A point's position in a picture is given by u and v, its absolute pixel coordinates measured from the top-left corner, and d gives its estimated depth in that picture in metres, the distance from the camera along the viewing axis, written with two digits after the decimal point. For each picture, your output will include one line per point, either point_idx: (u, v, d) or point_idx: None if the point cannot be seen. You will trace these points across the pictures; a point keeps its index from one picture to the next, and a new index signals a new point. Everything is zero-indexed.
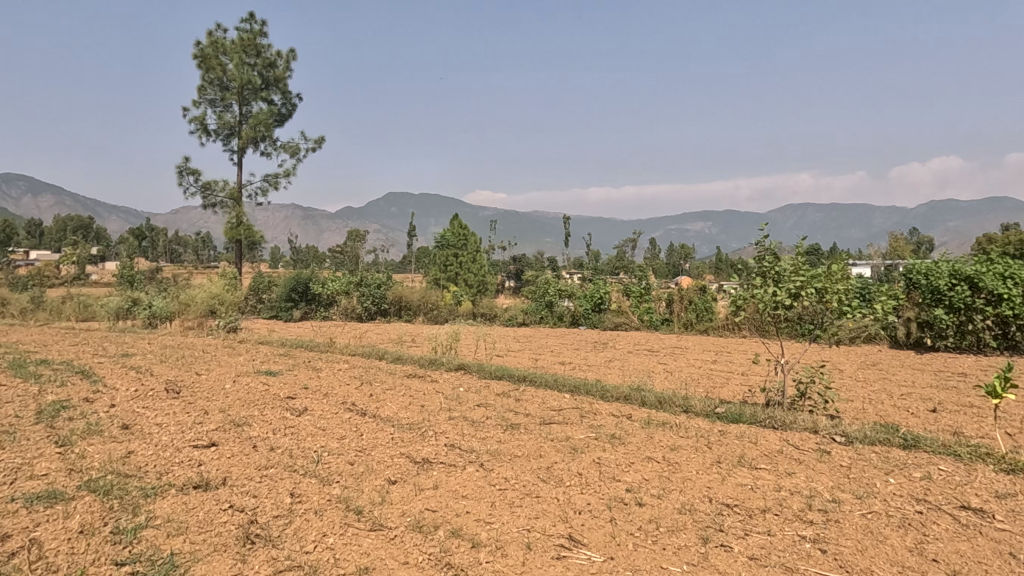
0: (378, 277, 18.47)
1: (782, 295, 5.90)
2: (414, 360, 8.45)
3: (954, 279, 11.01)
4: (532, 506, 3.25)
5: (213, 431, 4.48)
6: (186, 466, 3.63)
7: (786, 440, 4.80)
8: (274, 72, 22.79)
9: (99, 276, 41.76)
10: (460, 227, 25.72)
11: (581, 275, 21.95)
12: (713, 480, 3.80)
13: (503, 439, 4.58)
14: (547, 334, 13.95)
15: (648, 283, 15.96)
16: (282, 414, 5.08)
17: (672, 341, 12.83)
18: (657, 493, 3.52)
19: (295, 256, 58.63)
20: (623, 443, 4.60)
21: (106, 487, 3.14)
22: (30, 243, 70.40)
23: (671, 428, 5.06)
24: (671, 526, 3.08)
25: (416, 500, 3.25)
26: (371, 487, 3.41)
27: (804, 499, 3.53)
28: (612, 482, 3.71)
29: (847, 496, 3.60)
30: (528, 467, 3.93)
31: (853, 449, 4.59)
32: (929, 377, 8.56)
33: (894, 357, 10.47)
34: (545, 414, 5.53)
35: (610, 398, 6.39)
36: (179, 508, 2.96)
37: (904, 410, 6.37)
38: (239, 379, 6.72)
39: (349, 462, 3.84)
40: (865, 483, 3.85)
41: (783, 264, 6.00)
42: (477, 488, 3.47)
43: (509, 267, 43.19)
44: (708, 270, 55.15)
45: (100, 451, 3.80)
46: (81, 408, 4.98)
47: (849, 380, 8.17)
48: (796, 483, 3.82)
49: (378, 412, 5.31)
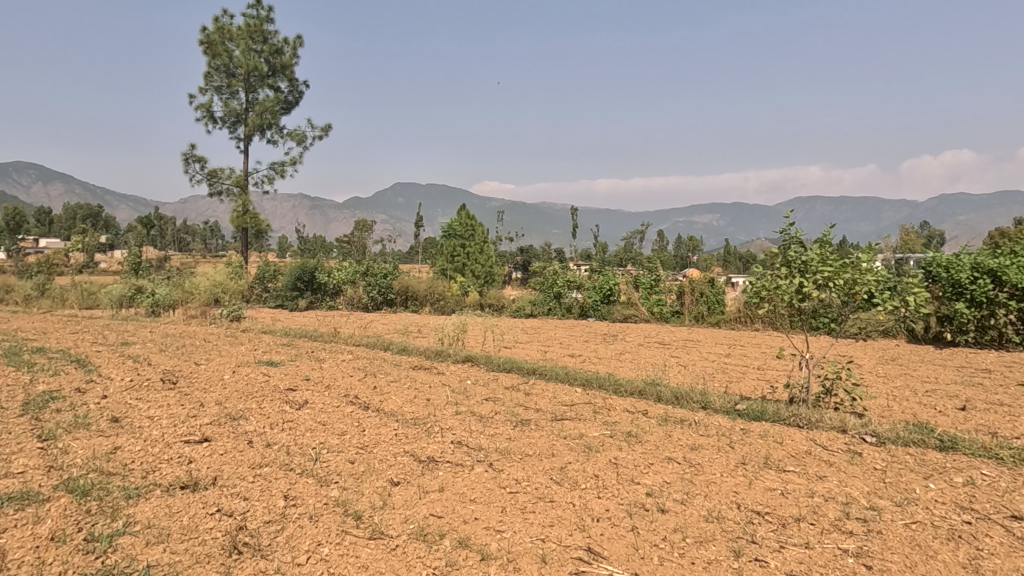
0: (385, 267, 18.29)
1: (808, 286, 5.57)
2: (420, 351, 8.22)
3: (975, 272, 10.71)
4: (546, 511, 2.99)
5: (208, 425, 4.24)
6: (176, 464, 3.39)
7: (813, 440, 4.52)
8: (281, 59, 22.53)
9: (107, 264, 41.86)
10: (468, 217, 25.44)
11: (589, 267, 21.64)
12: (740, 484, 3.53)
13: (512, 437, 4.31)
14: (555, 326, 13.72)
15: (658, 275, 15.68)
16: (281, 407, 4.85)
17: (683, 333, 12.55)
18: (681, 498, 3.26)
19: (303, 246, 58.60)
20: (640, 441, 4.34)
21: (85, 487, 2.91)
22: (40, 231, 70.58)
23: (690, 426, 4.79)
24: (699, 536, 2.82)
25: (421, 504, 2.99)
26: (372, 489, 3.15)
27: (840, 507, 3.26)
28: (631, 484, 3.45)
29: (886, 504, 3.33)
30: (539, 468, 3.66)
31: (886, 450, 4.31)
32: (952, 373, 8.24)
33: (913, 352, 10.14)
34: (556, 409, 5.27)
35: (623, 393, 6.12)
36: (161, 511, 2.71)
37: (931, 408, 6.08)
38: (239, 369, 6.50)
39: (350, 461, 3.59)
40: (903, 489, 3.57)
41: (809, 254, 5.66)
42: (486, 491, 3.22)
43: (514, 258, 42.91)
44: (714, 262, 54.61)
45: (84, 447, 3.56)
46: (71, 399, 4.75)
47: (869, 375, 7.88)
48: (828, 488, 3.55)
49: (382, 406, 5.06)
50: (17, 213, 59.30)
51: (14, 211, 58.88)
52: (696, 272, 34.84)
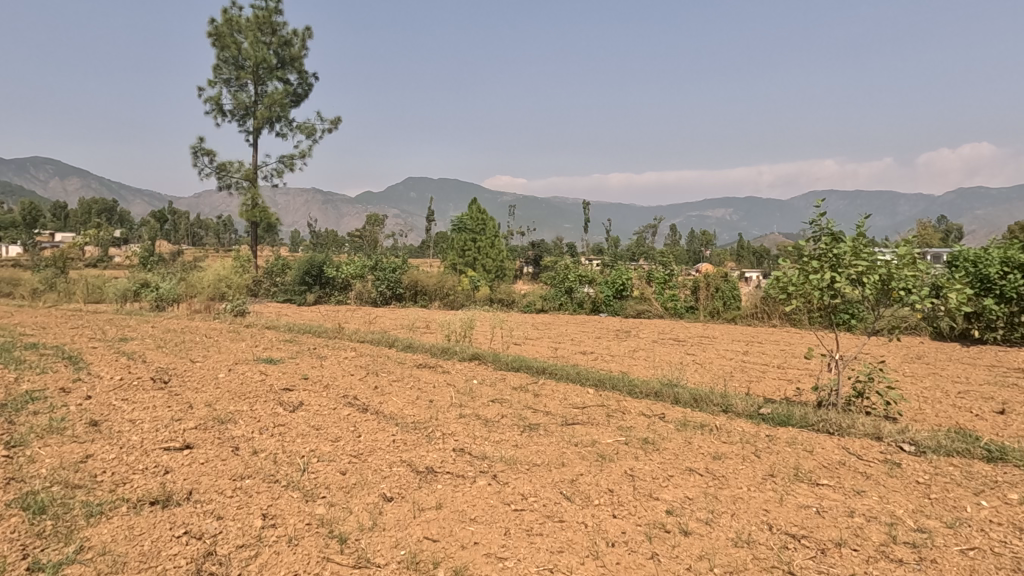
0: (394, 260, 17.97)
1: (841, 281, 5.15)
2: (425, 348, 7.91)
3: (1006, 267, 10.24)
4: (556, 534, 2.67)
5: (192, 429, 3.95)
6: (150, 475, 3.10)
7: (846, 448, 4.16)
8: (290, 50, 22.27)
9: (122, 258, 42.13)
10: (479, 210, 25.11)
11: (600, 262, 21.29)
12: (770, 501, 3.19)
13: (519, 443, 3.99)
14: (566, 322, 13.37)
15: (672, 270, 15.28)
16: (273, 409, 4.56)
17: (697, 330, 12.19)
18: (705, 518, 2.93)
19: (315, 240, 58.62)
20: (658, 449, 4.01)
21: (42, 505, 2.63)
22: (55, 225, 71.15)
23: (710, 432, 4.45)
24: (729, 565, 2.49)
25: (414, 525, 2.68)
26: (361, 506, 2.84)
27: (886, 529, 2.90)
28: (649, 501, 3.12)
29: (936, 525, 2.97)
30: (548, 480, 3.33)
31: (928, 461, 3.94)
32: (984, 373, 7.80)
33: (940, 351, 9.73)
34: (567, 412, 4.95)
35: (638, 395, 5.77)
36: (122, 534, 2.42)
37: (969, 412, 5.69)
38: (236, 367, 6.22)
39: (340, 472, 3.28)
40: (952, 507, 3.21)
41: (842, 247, 5.23)
42: (489, 508, 2.89)
43: (527, 252, 42.58)
44: (728, 255, 53.76)
45: (52, 455, 3.28)
46: (51, 400, 4.48)
47: (898, 376, 7.46)
48: (869, 505, 3.19)
49: (381, 408, 4.75)
50: (32, 208, 59.82)
51: (29, 206, 59.29)
52: (709, 268, 34.31)
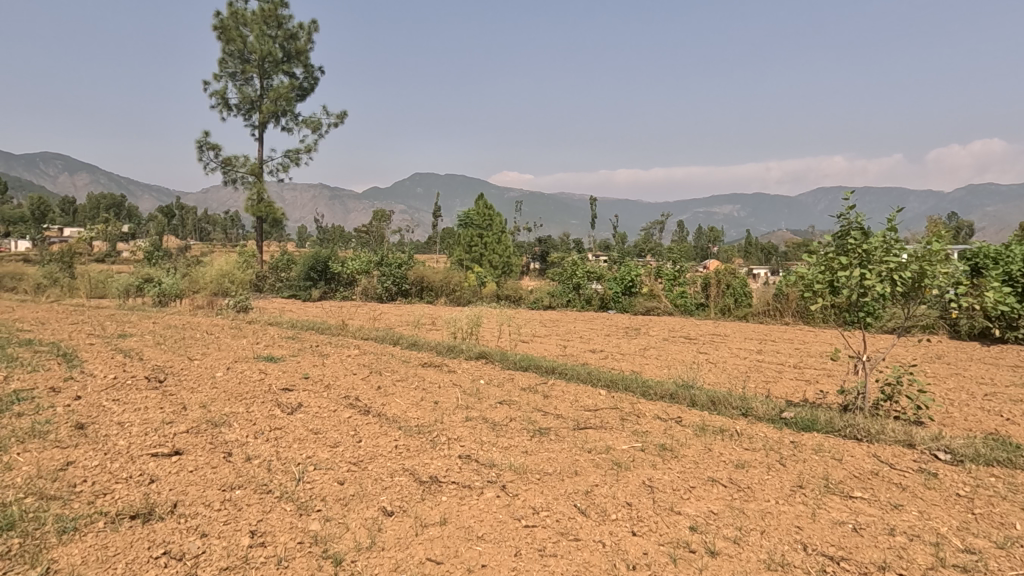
0: (400, 256, 17.79)
1: (872, 279, 4.86)
2: (430, 346, 7.69)
3: None
4: (571, 555, 2.44)
5: (183, 433, 3.73)
6: (133, 485, 2.88)
7: (878, 457, 3.90)
8: (296, 44, 22.03)
9: (129, 252, 42.09)
10: (485, 205, 24.87)
11: (608, 257, 21.03)
12: (801, 516, 2.94)
13: (529, 450, 3.76)
14: (574, 319, 13.10)
15: (682, 266, 15.01)
16: (270, 411, 4.33)
17: (709, 327, 11.92)
18: (733, 536, 2.69)
19: (322, 236, 58.48)
20: (676, 456, 3.77)
21: (11, 520, 2.41)
22: (64, 220, 71.36)
23: (731, 437, 4.21)
24: None
25: (416, 545, 2.45)
26: (359, 522, 2.61)
27: (932, 549, 2.65)
28: (671, 515, 2.87)
29: (986, 546, 2.71)
30: (561, 492, 3.10)
31: (967, 471, 3.68)
32: (1009, 373, 7.52)
33: (960, 350, 9.44)
34: (578, 415, 4.71)
35: (653, 396, 5.53)
36: (95, 555, 2.20)
37: (999, 415, 5.41)
38: (234, 366, 6.00)
39: (338, 481, 3.05)
40: (1000, 524, 2.96)
41: (873, 242, 4.94)
42: (497, 525, 2.66)
43: (534, 248, 42.30)
44: (737, 252, 53.10)
45: (30, 462, 3.07)
46: (38, 401, 4.28)
47: (920, 376, 7.17)
48: (910, 522, 2.94)
49: (383, 411, 4.53)
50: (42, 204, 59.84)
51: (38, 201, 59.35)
52: (716, 265, 33.97)
